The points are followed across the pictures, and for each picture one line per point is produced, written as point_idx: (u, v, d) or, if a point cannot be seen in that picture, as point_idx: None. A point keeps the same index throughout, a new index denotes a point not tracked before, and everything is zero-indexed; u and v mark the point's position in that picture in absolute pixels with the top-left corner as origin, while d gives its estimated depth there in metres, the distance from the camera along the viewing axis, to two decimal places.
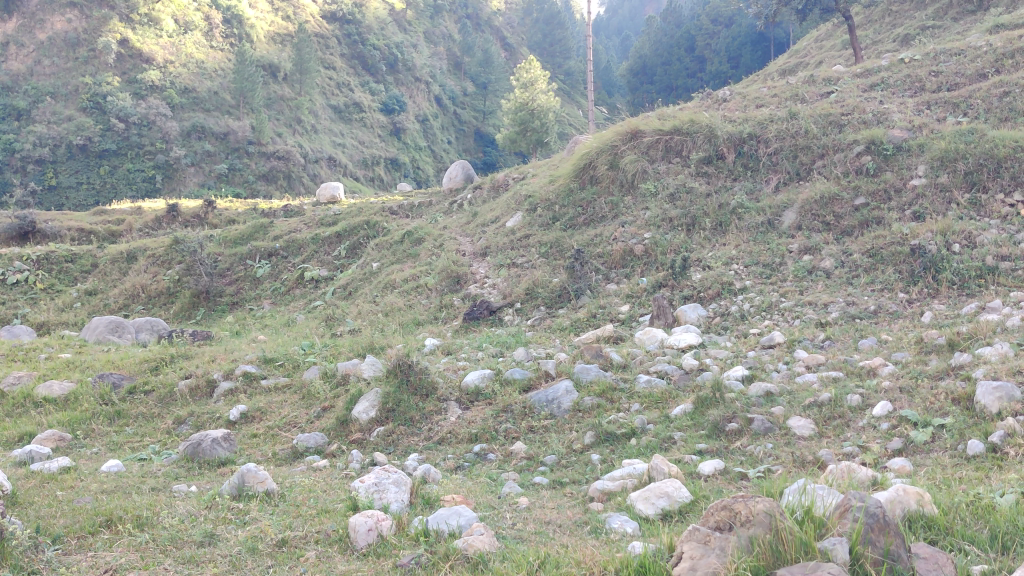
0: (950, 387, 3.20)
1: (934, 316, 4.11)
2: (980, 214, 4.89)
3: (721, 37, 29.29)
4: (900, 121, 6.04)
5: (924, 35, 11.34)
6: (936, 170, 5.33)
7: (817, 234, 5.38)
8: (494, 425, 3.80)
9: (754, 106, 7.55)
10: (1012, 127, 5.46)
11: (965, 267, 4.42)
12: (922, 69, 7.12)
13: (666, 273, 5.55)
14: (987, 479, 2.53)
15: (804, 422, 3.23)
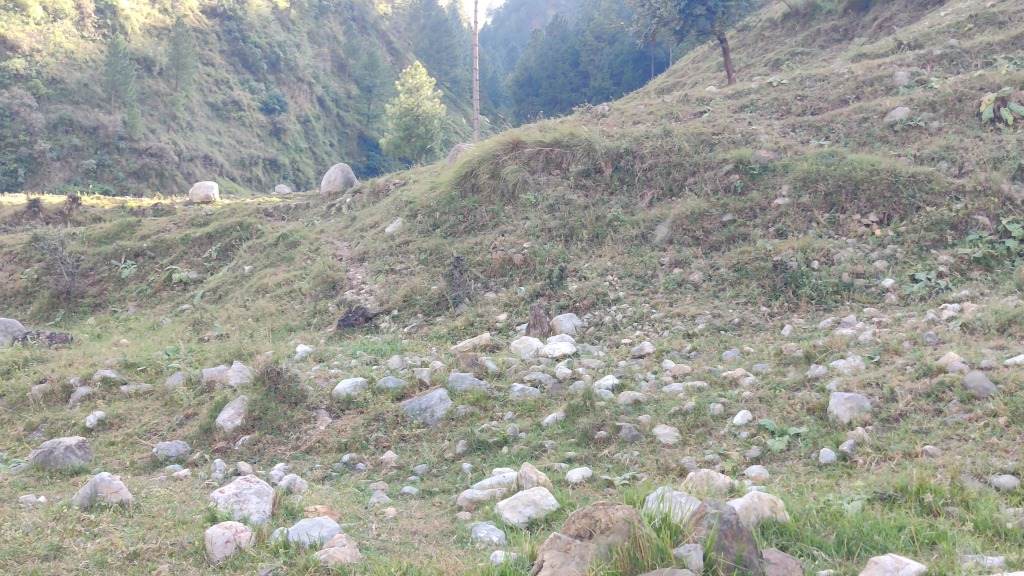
0: (805, 398, 3.33)
1: (793, 330, 4.29)
2: (838, 233, 5.10)
3: (604, 54, 29.92)
4: (766, 143, 6.28)
5: (792, 61, 11.84)
6: (799, 190, 5.54)
7: (687, 248, 5.54)
8: (365, 434, 3.74)
9: (632, 122, 7.73)
10: (869, 151, 5.72)
11: (823, 283, 4.62)
12: (789, 93, 7.42)
13: (543, 283, 5.60)
14: (836, 486, 2.64)
15: (669, 430, 3.31)
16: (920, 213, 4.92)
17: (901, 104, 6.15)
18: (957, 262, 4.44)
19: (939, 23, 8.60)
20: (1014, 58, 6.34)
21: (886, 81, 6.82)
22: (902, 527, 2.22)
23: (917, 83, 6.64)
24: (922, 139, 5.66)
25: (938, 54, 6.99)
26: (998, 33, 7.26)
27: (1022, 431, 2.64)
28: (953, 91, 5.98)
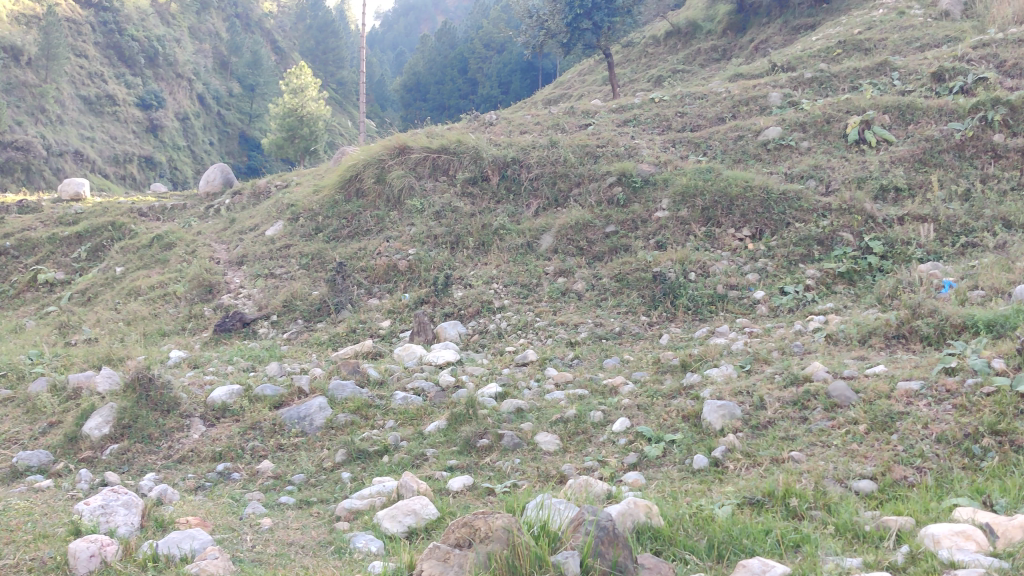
0: (681, 406, 3.43)
1: (671, 339, 4.41)
2: (714, 246, 5.27)
3: (493, 62, 30.10)
4: (648, 157, 6.43)
5: (673, 78, 12.20)
6: (678, 204, 5.70)
7: (571, 258, 5.63)
8: (241, 443, 3.65)
9: (518, 132, 7.80)
10: (744, 168, 5.94)
11: (699, 294, 4.77)
12: (670, 109, 7.64)
13: (427, 290, 5.59)
14: (708, 491, 2.73)
15: (549, 438, 3.36)
16: (790, 229, 5.14)
17: (773, 124, 6.39)
18: (824, 276, 4.66)
19: (810, 48, 9.01)
20: (878, 83, 6.63)
21: (760, 101, 7.09)
22: (769, 530, 2.31)
23: (789, 104, 6.93)
24: (793, 158, 5.91)
25: (809, 77, 7.30)
26: (863, 60, 7.66)
27: (880, 438, 2.79)
28: (822, 113, 6.25)
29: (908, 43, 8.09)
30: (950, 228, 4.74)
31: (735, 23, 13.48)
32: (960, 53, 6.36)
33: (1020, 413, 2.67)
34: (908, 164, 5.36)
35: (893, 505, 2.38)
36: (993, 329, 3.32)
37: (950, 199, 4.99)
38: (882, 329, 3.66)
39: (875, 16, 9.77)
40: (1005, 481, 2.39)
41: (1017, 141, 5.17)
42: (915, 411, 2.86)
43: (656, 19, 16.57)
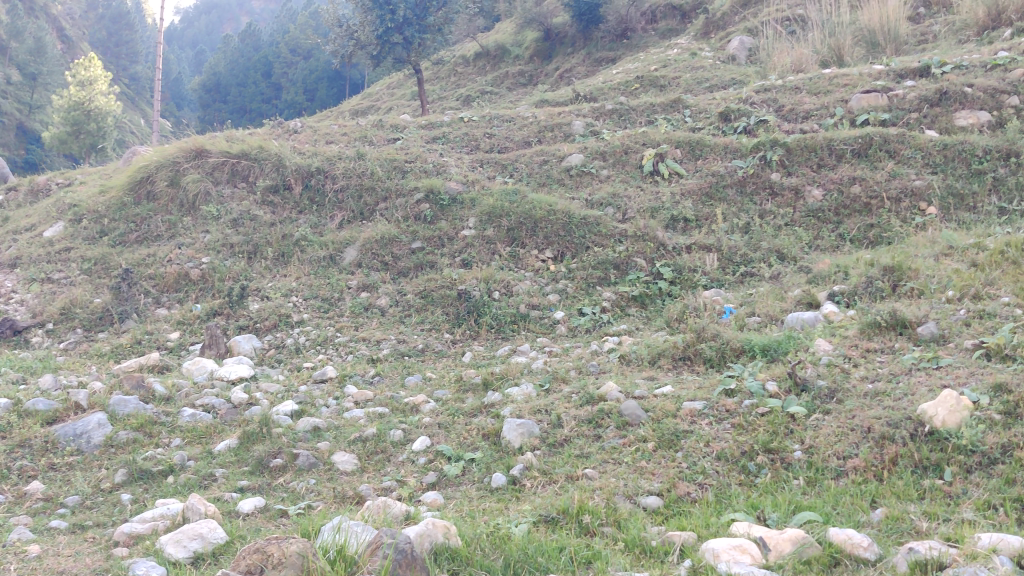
0: (481, 424, 3.45)
1: (473, 357, 4.45)
2: (518, 266, 5.37)
3: (298, 68, 29.42)
4: (456, 175, 6.42)
5: (481, 99, 12.40)
6: (484, 224, 5.75)
7: (375, 273, 5.58)
8: (6, 463, 3.34)
9: (324, 142, 7.66)
10: (548, 192, 6.08)
11: (502, 313, 4.85)
12: (478, 130, 7.73)
13: (222, 301, 5.36)
14: (505, 509, 2.77)
15: (347, 457, 3.29)
16: (589, 252, 5.32)
17: (576, 151, 6.56)
18: (619, 299, 4.86)
19: (611, 80, 9.40)
20: (672, 118, 6.98)
21: (564, 128, 7.31)
22: (563, 548, 2.37)
23: (591, 133, 7.18)
24: (593, 184, 6.11)
25: (610, 108, 7.57)
26: (659, 96, 8.05)
27: (666, 455, 2.94)
28: (621, 142, 6.48)
29: (699, 82, 8.62)
30: (731, 258, 5.05)
31: (542, 50, 13.93)
32: (744, 96, 6.70)
33: (789, 433, 2.89)
34: (696, 197, 5.64)
35: (678, 520, 2.51)
36: (768, 353, 3.57)
37: (732, 230, 5.31)
38: (670, 351, 3.85)
39: (671, 55, 10.33)
40: (776, 496, 2.58)
41: (791, 180, 5.49)
42: (698, 430, 3.03)
43: (467, 39, 16.76)
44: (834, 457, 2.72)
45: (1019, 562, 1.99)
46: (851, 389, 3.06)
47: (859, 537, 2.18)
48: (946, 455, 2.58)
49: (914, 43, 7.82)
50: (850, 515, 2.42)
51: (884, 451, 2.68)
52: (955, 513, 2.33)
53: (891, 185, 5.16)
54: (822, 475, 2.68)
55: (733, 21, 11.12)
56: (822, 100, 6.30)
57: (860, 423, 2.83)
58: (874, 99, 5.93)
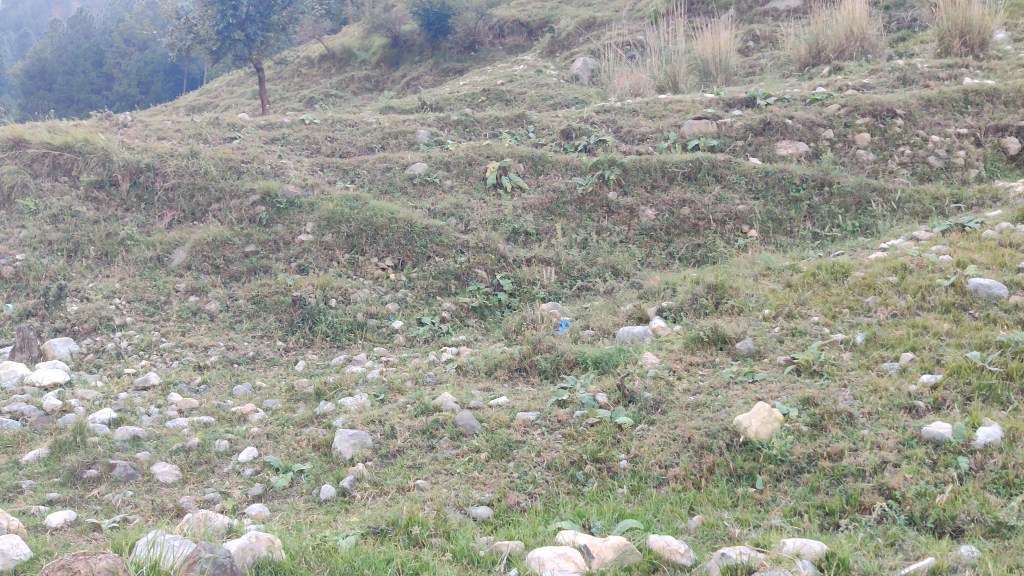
0: (312, 434, 3.37)
1: (306, 365, 4.35)
2: (356, 273, 5.29)
3: (133, 58, 28.11)
4: (295, 178, 6.24)
5: (325, 102, 12.21)
6: (322, 229, 5.62)
7: (205, 276, 5.37)
8: None
9: (156, 138, 7.32)
10: (390, 200, 6.00)
11: (338, 321, 4.77)
12: (320, 133, 7.58)
13: (36, 301, 5.02)
14: (333, 522, 2.71)
15: (168, 468, 3.14)
16: (429, 262, 5.30)
17: (420, 159, 6.47)
18: (458, 309, 4.88)
19: (458, 91, 9.44)
20: (516, 133, 7.05)
21: (408, 136, 7.27)
22: (390, 559, 2.34)
23: (435, 142, 7.17)
24: (436, 195, 6.06)
25: (455, 119, 7.54)
26: (503, 110, 8.15)
27: (498, 465, 2.96)
28: (465, 154, 6.44)
29: (544, 99, 8.80)
30: (568, 272, 5.17)
31: (389, 57, 13.85)
32: (585, 115, 6.86)
33: (616, 443, 2.98)
34: (537, 211, 5.72)
35: (506, 529, 2.53)
36: (600, 365, 3.66)
37: (570, 245, 5.42)
38: (506, 362, 3.88)
39: (516, 71, 10.49)
40: (601, 505, 2.65)
41: (627, 200, 5.65)
42: (530, 440, 3.07)
43: (312, 40, 16.48)
44: (657, 466, 2.83)
45: (819, 566, 2.13)
46: (675, 401, 3.18)
47: (677, 543, 2.26)
48: (758, 464, 2.72)
49: (743, 75, 8.34)
50: (668, 522, 2.51)
51: (703, 460, 2.80)
52: (765, 520, 2.47)
53: (717, 208, 5.41)
54: (645, 483, 2.77)
55: (577, 42, 11.44)
56: (658, 124, 6.52)
57: (682, 433, 2.95)
58: (704, 125, 6.19)
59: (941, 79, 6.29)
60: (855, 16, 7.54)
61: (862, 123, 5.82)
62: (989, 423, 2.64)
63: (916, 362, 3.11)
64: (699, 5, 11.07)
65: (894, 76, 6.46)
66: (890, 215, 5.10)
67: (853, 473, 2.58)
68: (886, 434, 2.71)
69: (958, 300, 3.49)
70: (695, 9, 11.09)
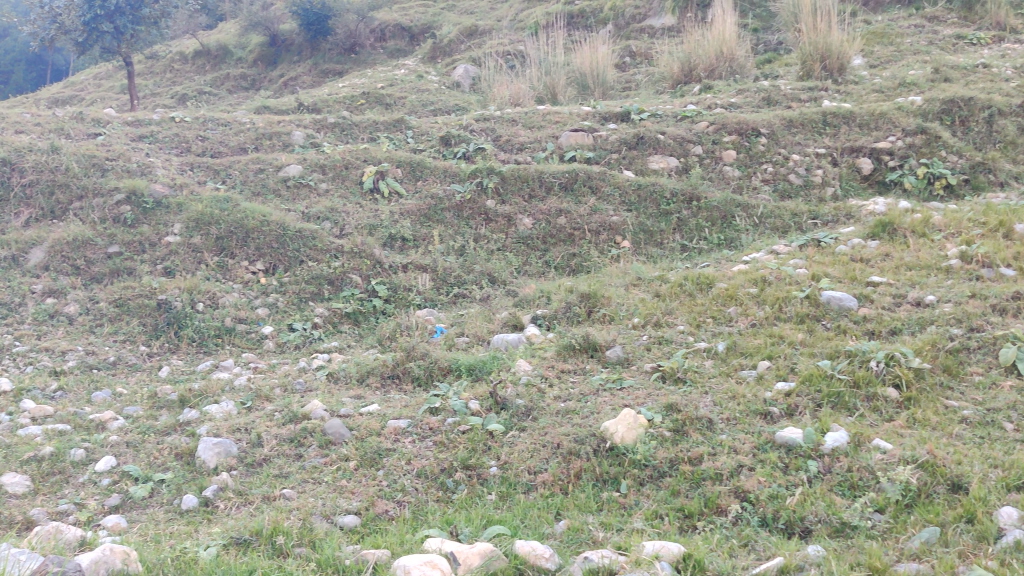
0: (175, 443, 3.26)
1: (170, 371, 4.21)
2: (225, 277, 5.16)
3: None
4: (163, 177, 6.01)
5: (198, 100, 11.86)
6: (190, 231, 5.44)
7: (64, 277, 5.13)
8: None
9: (12, 131, 6.94)
10: (262, 203, 5.86)
11: (205, 325, 4.65)
12: (190, 131, 7.35)
13: None
14: (194, 532, 2.63)
15: (18, 479, 2.98)
16: (302, 266, 5.21)
17: (294, 161, 6.34)
18: (331, 315, 4.82)
19: (336, 93, 9.31)
20: (394, 138, 6.99)
21: (283, 138, 7.14)
22: (253, 571, 2.29)
23: (311, 145, 7.04)
24: (310, 198, 5.94)
25: (332, 121, 7.43)
26: (381, 114, 8.09)
27: (367, 474, 2.93)
28: (342, 156, 6.33)
29: (424, 105, 8.79)
30: (444, 279, 5.17)
31: (266, 56, 13.55)
32: (464, 122, 6.87)
33: (487, 449, 3.00)
34: (414, 217, 5.69)
35: (373, 538, 2.51)
36: (473, 372, 3.68)
37: (447, 252, 5.43)
38: (378, 369, 3.85)
39: (396, 75, 10.45)
40: (469, 512, 2.66)
41: (505, 208, 5.68)
42: (401, 448, 3.05)
43: (186, 35, 15.98)
44: (526, 472, 2.86)
45: (676, 567, 2.21)
46: (546, 407, 3.22)
47: (542, 548, 2.30)
48: (623, 469, 2.79)
49: (619, 89, 8.55)
50: (535, 527, 2.55)
51: (571, 466, 2.85)
52: (627, 523, 2.53)
53: (591, 219, 5.52)
54: (514, 489, 2.81)
55: (459, 49, 11.50)
56: (535, 134, 6.60)
57: (551, 439, 2.99)
58: (581, 138, 6.31)
59: (803, 101, 6.61)
60: (725, 37, 7.82)
61: (729, 140, 6.04)
62: (837, 429, 2.79)
63: (772, 370, 3.26)
64: (578, 19, 11.29)
65: (759, 97, 6.74)
66: (753, 229, 5.33)
67: (711, 476, 2.68)
68: (743, 439, 2.82)
69: (811, 311, 3.68)
70: (574, 22, 11.32)
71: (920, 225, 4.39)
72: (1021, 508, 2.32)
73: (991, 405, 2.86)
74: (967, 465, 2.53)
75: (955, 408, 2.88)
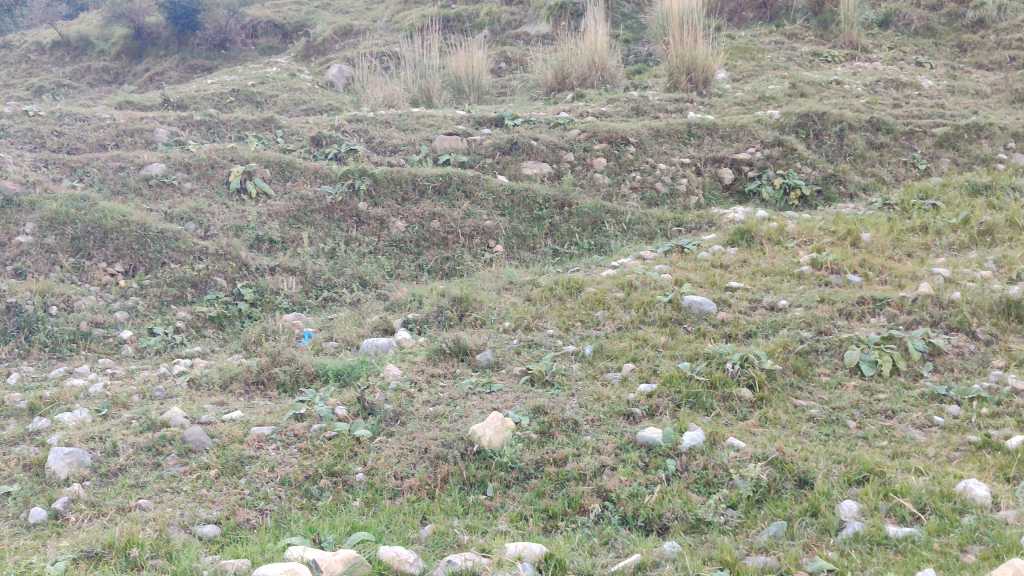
0: (22, 453, 3.10)
1: (20, 378, 4.00)
2: (81, 279, 4.93)
3: None
4: (14, 174, 5.68)
5: (55, 94, 11.29)
6: (44, 230, 5.17)
7: None
8: None
9: None
10: (123, 202, 5.63)
11: (59, 330, 4.45)
12: (45, 126, 6.98)
13: None
14: (41, 547, 2.51)
15: None
16: (164, 269, 5.03)
17: (158, 159, 6.10)
18: (194, 319, 4.69)
19: (204, 90, 9.04)
20: (263, 137, 6.82)
21: (146, 135, 6.88)
22: None
23: (175, 143, 6.82)
24: (174, 198, 5.75)
25: (198, 119, 7.21)
26: (251, 113, 7.89)
27: (229, 482, 2.87)
28: (208, 155, 6.12)
29: (296, 104, 8.64)
30: (313, 282, 5.11)
31: (130, 49, 12.99)
32: (336, 122, 6.77)
33: (353, 455, 2.97)
34: (282, 219, 5.57)
35: (233, 547, 2.46)
36: (341, 377, 3.64)
37: (316, 255, 5.35)
38: (243, 374, 3.76)
39: (268, 73, 10.22)
40: (334, 518, 2.64)
41: (376, 210, 5.63)
42: (264, 455, 3.00)
43: (42, 23, 15.15)
44: (392, 477, 2.85)
45: (538, 567, 2.25)
46: (414, 412, 3.22)
47: (406, 553, 2.30)
48: (490, 472, 2.82)
49: (494, 94, 8.63)
50: (400, 533, 2.55)
51: (438, 470, 2.86)
52: (492, 525, 2.56)
53: (465, 223, 5.54)
54: (380, 495, 2.79)
55: (333, 49, 11.37)
56: (409, 137, 6.57)
57: (418, 443, 2.99)
58: (455, 141, 6.32)
59: (669, 111, 6.83)
60: (597, 47, 7.99)
61: (599, 148, 6.18)
62: (694, 428, 2.89)
63: (636, 373, 3.36)
64: (455, 22, 11.33)
65: (629, 106, 6.92)
66: (621, 235, 5.48)
67: (575, 477, 2.74)
68: (606, 439, 2.90)
69: (674, 315, 3.80)
70: (450, 26, 11.34)
71: (776, 233, 4.61)
72: (859, 501, 2.47)
73: (836, 404, 3.03)
74: (813, 462, 2.67)
75: (803, 407, 3.04)
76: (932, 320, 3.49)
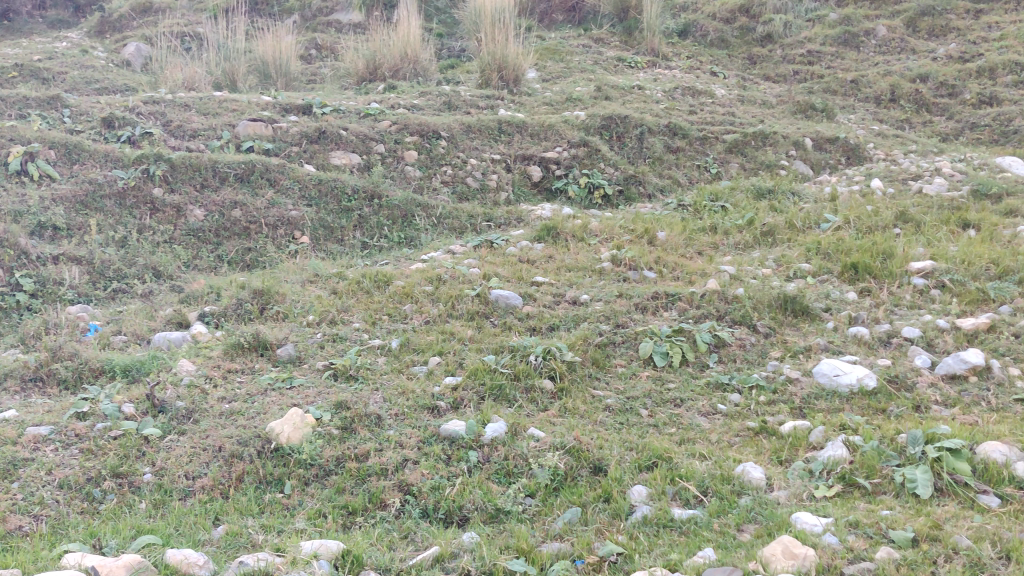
0: None
1: None
2: None
3: None
4: None
5: None
6: None
7: None
8: None
9: None
10: None
11: None
12: None
13: None
14: None
15: None
16: None
17: None
18: None
19: None
20: (47, 116, 6.33)
21: None
22: None
23: None
24: None
25: None
26: (35, 89, 7.34)
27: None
28: None
29: (87, 82, 8.10)
30: (102, 272, 4.82)
31: None
32: (130, 104, 6.39)
33: (141, 455, 2.83)
34: (68, 204, 5.21)
35: (2, 557, 2.28)
36: (130, 373, 3.45)
37: (106, 243, 5.04)
38: (18, 371, 3.50)
39: (56, 47, 9.53)
40: (118, 522, 2.50)
41: (173, 197, 5.36)
42: (41, 457, 2.79)
43: None
44: (183, 478, 2.74)
45: (334, 564, 2.22)
46: (209, 409, 3.10)
47: (195, 556, 2.22)
48: (288, 469, 2.76)
49: (303, 81, 8.43)
50: (190, 534, 2.45)
51: (232, 469, 2.76)
52: (289, 524, 2.51)
53: (269, 213, 5.38)
54: (169, 496, 2.67)
55: (130, 26, 10.74)
56: (209, 121, 6.29)
57: (212, 442, 2.88)
58: (259, 128, 6.11)
59: (480, 108, 6.90)
60: (409, 39, 7.97)
61: (410, 141, 6.15)
62: (495, 419, 2.94)
63: (441, 366, 3.37)
64: (263, 6, 11.00)
65: (440, 100, 6.94)
66: (431, 229, 5.50)
67: (376, 472, 2.72)
68: (409, 433, 2.90)
69: (480, 309, 3.85)
70: (258, 9, 10.99)
71: (579, 230, 4.76)
72: (648, 486, 2.59)
73: (630, 394, 3.17)
74: (607, 449, 2.78)
75: (600, 397, 3.17)
76: (718, 314, 3.71)
